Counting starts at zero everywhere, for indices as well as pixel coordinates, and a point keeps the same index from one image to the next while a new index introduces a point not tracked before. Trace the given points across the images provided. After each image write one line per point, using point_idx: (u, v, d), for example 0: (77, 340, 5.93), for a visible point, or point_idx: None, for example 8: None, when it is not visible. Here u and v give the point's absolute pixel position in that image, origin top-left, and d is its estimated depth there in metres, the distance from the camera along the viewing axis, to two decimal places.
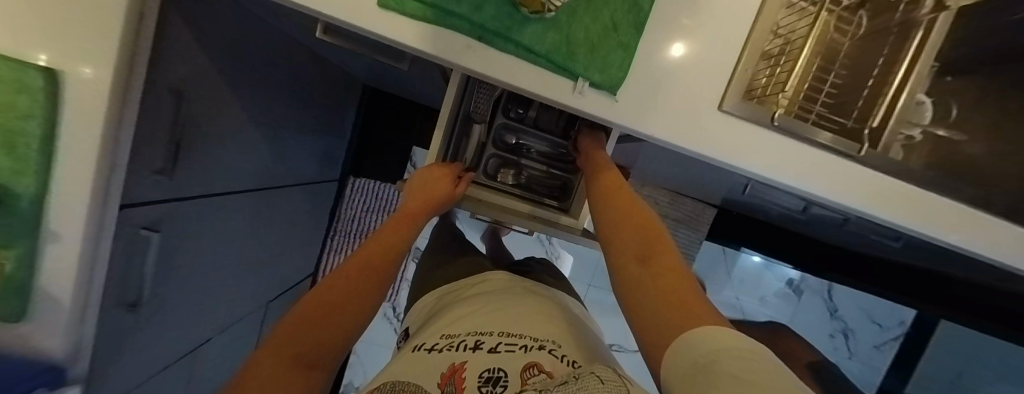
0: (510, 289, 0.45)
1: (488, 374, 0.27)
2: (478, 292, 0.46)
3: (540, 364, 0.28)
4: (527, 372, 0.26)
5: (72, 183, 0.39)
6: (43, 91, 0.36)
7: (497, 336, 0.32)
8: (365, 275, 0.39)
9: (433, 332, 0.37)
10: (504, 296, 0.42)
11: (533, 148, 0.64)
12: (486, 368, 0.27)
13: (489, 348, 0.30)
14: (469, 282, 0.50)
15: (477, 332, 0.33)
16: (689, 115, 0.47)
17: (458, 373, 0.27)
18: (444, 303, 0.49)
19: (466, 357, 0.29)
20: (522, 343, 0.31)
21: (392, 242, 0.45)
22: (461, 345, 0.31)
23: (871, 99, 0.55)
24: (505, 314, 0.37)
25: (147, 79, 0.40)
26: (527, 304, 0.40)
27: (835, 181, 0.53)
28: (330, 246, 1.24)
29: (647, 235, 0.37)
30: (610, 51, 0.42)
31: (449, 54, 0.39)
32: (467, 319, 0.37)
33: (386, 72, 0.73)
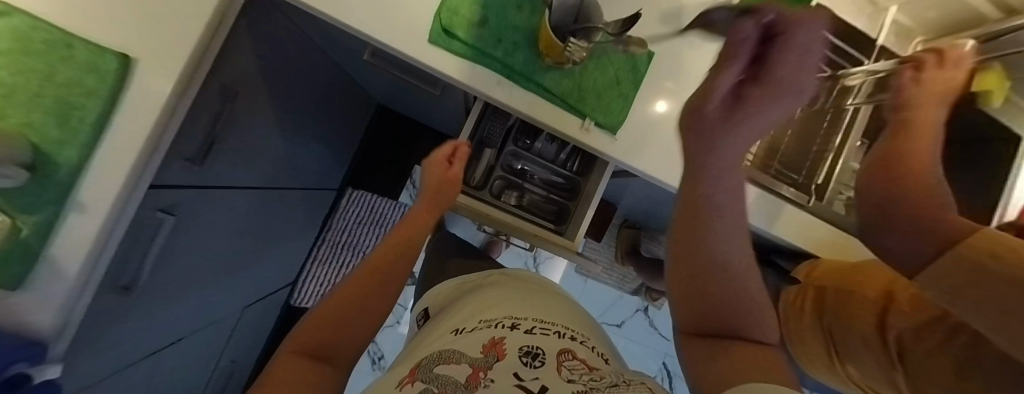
0: (533, 286, 0.50)
1: (527, 349, 0.31)
2: (501, 282, 0.51)
3: (574, 352, 0.32)
4: (561, 355, 0.31)
5: (114, 158, 0.42)
6: (114, 74, 0.40)
7: (533, 321, 0.37)
8: (368, 275, 0.42)
9: (467, 315, 0.42)
10: (533, 292, 0.47)
11: (536, 174, 0.71)
12: (525, 344, 0.32)
13: (526, 329, 0.35)
14: (489, 274, 0.55)
15: (513, 317, 0.38)
16: (675, 158, 0.56)
17: (498, 347, 0.32)
18: (463, 289, 0.53)
19: (504, 334, 0.34)
20: (554, 330, 0.36)
21: (396, 240, 0.47)
22: (500, 327, 0.36)
23: (814, 164, 0.66)
24: (535, 307, 0.41)
25: (206, 74, 0.46)
26: (552, 303, 0.45)
27: (790, 227, 0.62)
28: (315, 255, 1.21)
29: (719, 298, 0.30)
30: (612, 99, 0.51)
31: (481, 86, 0.47)
32: (499, 308, 0.41)
33: (410, 95, 0.81)
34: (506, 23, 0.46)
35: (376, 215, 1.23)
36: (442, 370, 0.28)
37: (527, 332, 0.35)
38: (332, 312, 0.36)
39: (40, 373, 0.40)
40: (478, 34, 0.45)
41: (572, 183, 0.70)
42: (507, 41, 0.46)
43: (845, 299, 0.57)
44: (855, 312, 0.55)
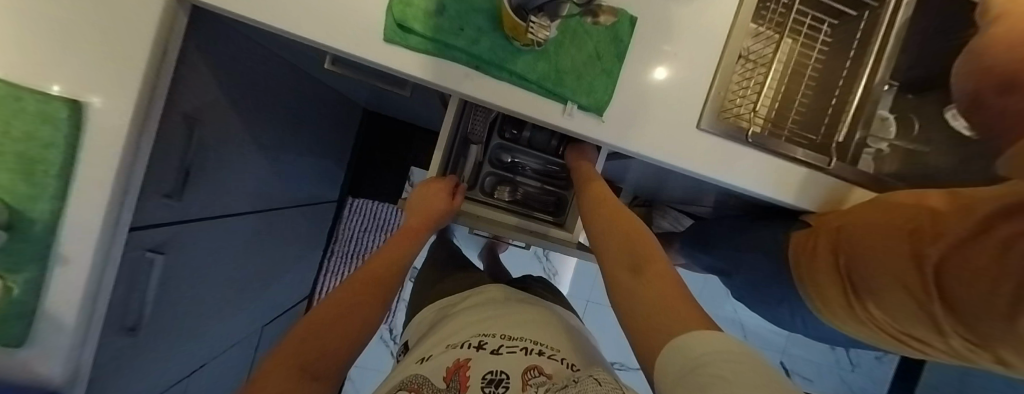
0: (510, 297, 0.47)
1: (490, 377, 0.29)
2: (476, 302, 0.48)
3: (541, 366, 0.30)
4: (528, 373, 0.29)
5: (87, 206, 0.41)
6: (66, 121, 0.38)
7: (500, 338, 0.34)
8: (366, 286, 0.41)
9: (438, 339, 0.39)
10: (506, 304, 0.44)
11: (527, 166, 0.67)
12: (489, 371, 0.29)
13: (492, 349, 0.33)
14: (469, 294, 0.52)
15: (481, 335, 0.36)
16: (672, 132, 0.51)
17: (462, 370, 0.30)
18: (443, 315, 0.51)
19: (469, 356, 0.32)
20: (522, 345, 0.33)
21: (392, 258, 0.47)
22: (466, 348, 0.34)
23: (834, 118, 0.58)
24: (504, 320, 0.39)
25: (164, 106, 0.44)
26: (525, 310, 0.42)
27: (811, 192, 0.56)
28: (327, 267, 1.24)
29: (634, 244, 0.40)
30: (595, 78, 0.46)
31: (447, 83, 0.43)
32: (467, 329, 0.39)
33: (387, 97, 0.77)
34: (466, 7, 0.42)
35: (379, 221, 1.24)
36: None
37: (493, 352, 0.32)
38: (330, 317, 0.35)
39: None
40: (436, 24, 0.41)
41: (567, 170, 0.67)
42: (470, 27, 0.42)
43: (858, 239, 0.49)
44: (878, 249, 0.46)
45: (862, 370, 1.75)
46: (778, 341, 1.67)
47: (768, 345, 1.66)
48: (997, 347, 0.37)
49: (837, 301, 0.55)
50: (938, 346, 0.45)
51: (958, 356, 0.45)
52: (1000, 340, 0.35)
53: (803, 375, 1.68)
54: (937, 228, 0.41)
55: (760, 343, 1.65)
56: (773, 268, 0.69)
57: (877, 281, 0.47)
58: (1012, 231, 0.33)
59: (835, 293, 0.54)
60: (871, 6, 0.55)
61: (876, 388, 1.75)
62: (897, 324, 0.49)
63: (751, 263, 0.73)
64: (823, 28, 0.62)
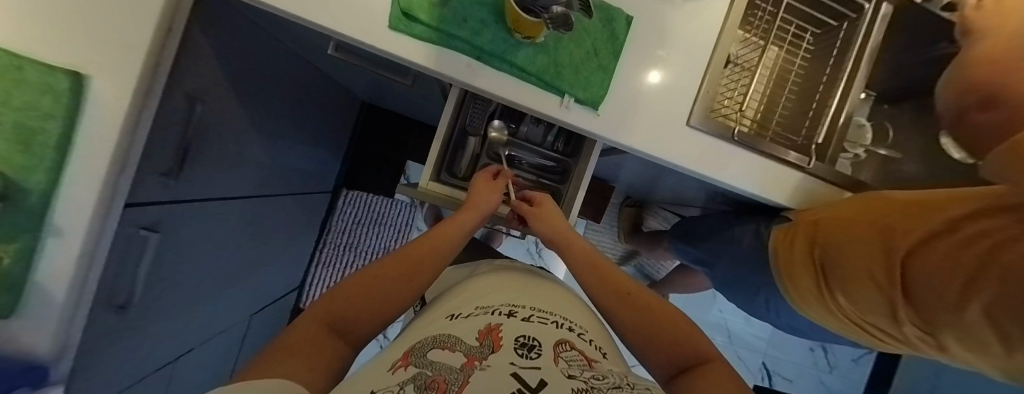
0: (528, 274, 0.49)
1: (523, 340, 0.29)
2: (496, 269, 0.50)
3: (571, 343, 0.31)
4: (560, 346, 0.29)
5: (84, 179, 0.41)
6: (69, 93, 0.38)
7: (530, 310, 0.36)
8: (405, 267, 0.39)
9: (463, 301, 0.40)
10: (528, 281, 0.46)
11: (524, 160, 0.69)
12: (521, 335, 0.30)
13: (522, 317, 0.34)
14: (487, 263, 0.53)
15: (510, 305, 0.37)
16: (663, 129, 0.53)
17: (494, 333, 0.30)
18: (457, 279, 0.52)
19: (500, 322, 0.33)
20: (553, 319, 0.35)
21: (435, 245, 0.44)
22: (497, 314, 0.35)
23: (813, 122, 0.61)
24: (530, 296, 0.40)
25: (164, 84, 0.44)
26: (549, 291, 0.44)
27: (793, 192, 0.59)
28: (318, 258, 1.23)
29: (676, 336, 0.37)
30: (592, 73, 0.48)
31: (450, 71, 0.44)
32: (493, 295, 0.40)
33: (388, 88, 0.78)
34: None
35: (373, 215, 1.23)
36: (436, 356, 0.26)
37: (524, 320, 0.34)
38: (371, 283, 0.35)
39: None
40: (440, 15, 0.42)
41: (563, 165, 0.68)
42: (473, 19, 0.43)
43: (841, 227, 0.53)
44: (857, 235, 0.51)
45: (842, 373, 1.80)
46: (761, 343, 1.71)
47: (752, 347, 1.70)
48: (939, 333, 0.42)
49: (805, 288, 0.58)
50: (888, 335, 0.50)
51: (909, 344, 0.50)
52: (944, 324, 0.40)
53: (785, 376, 1.72)
54: (905, 225, 0.47)
55: (745, 345, 1.69)
56: (754, 265, 0.72)
57: (847, 268, 0.51)
58: (982, 229, 0.39)
59: (806, 280, 0.58)
60: (851, 17, 0.59)
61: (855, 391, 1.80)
62: (856, 313, 0.52)
63: (734, 260, 0.76)
64: (806, 36, 0.66)
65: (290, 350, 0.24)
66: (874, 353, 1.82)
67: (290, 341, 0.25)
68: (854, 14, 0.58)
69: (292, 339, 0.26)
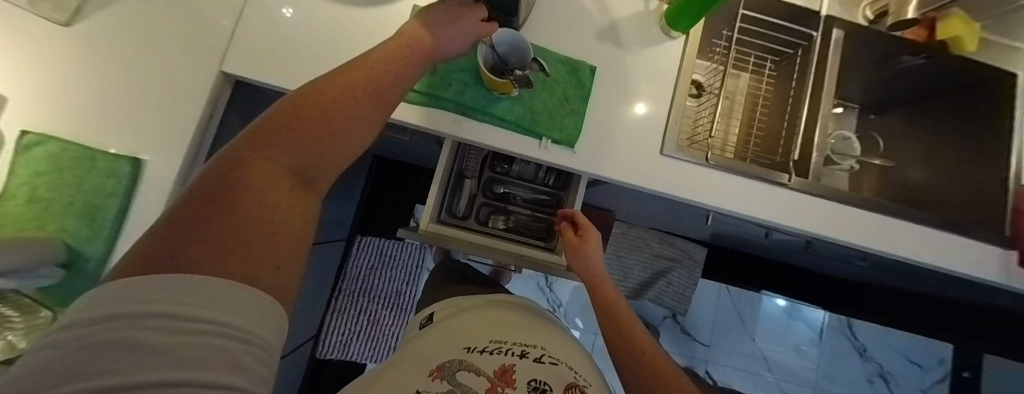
0: (534, 312, 0.52)
1: (535, 385, 0.34)
2: (500, 302, 0.52)
3: (578, 386, 0.37)
4: (570, 391, 0.35)
5: (132, 246, 0.47)
6: (128, 174, 0.46)
7: (540, 350, 0.40)
8: (327, 104, 0.26)
9: (479, 329, 0.43)
10: (532, 318, 0.49)
11: (518, 196, 0.74)
12: (533, 379, 0.35)
13: (534, 359, 0.38)
14: (488, 296, 0.56)
15: (522, 344, 0.41)
16: (640, 161, 0.57)
17: (508, 374, 0.35)
18: (463, 302, 0.52)
19: (513, 362, 0.37)
20: (559, 362, 0.40)
21: (368, 72, 0.29)
22: (510, 354, 0.38)
23: (787, 141, 0.63)
24: (545, 337, 0.44)
25: (204, 160, 0.53)
26: (557, 333, 0.48)
27: (784, 207, 0.60)
28: (334, 306, 1.21)
29: (670, 386, 0.40)
30: (565, 116, 0.53)
31: (438, 126, 0.51)
32: (503, 328, 0.43)
33: (392, 143, 0.87)
34: (452, 67, 0.51)
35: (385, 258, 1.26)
36: (465, 379, 0.33)
37: (535, 362, 0.38)
38: (296, 118, 0.25)
39: None
40: (428, 82, 0.50)
41: (556, 198, 0.72)
42: (456, 82, 0.51)
43: None
44: None
45: None
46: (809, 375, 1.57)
47: (798, 380, 1.56)
48: None
49: None
50: None
51: None
52: None
53: None
54: None
55: (790, 379, 1.56)
56: None
57: None
58: None
59: None
60: (802, 45, 0.63)
61: None
62: None
63: None
64: (767, 63, 0.71)
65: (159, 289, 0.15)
66: (941, 382, 1.63)
67: (253, 181, 0.21)
68: (805, 42, 0.63)
69: (260, 181, 0.22)
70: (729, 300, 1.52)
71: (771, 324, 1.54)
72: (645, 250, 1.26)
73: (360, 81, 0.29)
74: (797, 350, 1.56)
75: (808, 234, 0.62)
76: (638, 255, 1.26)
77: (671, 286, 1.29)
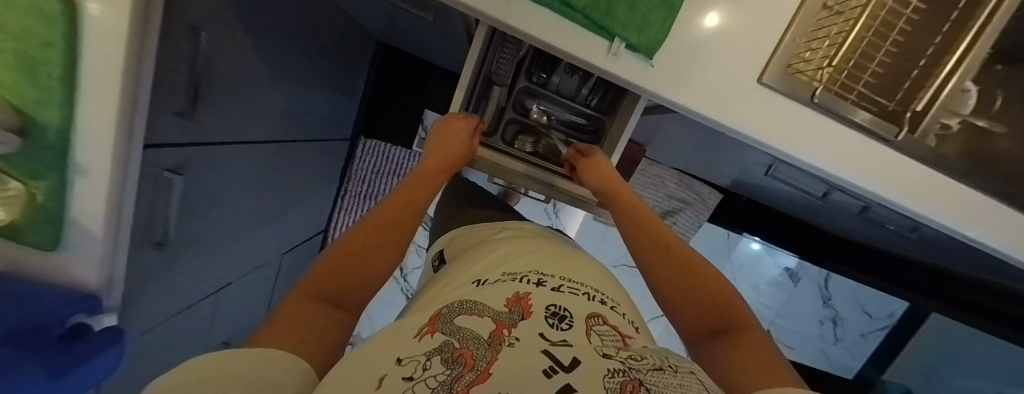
0: (553, 240, 0.48)
1: (553, 310, 0.29)
2: (512, 234, 0.47)
3: (603, 316, 0.30)
4: (592, 319, 0.29)
5: (96, 118, 0.38)
6: (62, 19, 0.34)
7: (560, 280, 0.35)
8: (383, 227, 0.41)
9: (490, 265, 0.39)
10: (552, 247, 0.44)
11: (554, 115, 0.64)
12: (551, 305, 0.30)
13: (552, 287, 0.34)
14: (505, 228, 0.51)
15: (539, 273, 0.37)
16: (726, 87, 0.45)
17: (522, 301, 0.30)
18: (474, 241, 0.50)
19: (529, 290, 0.32)
20: (583, 290, 0.35)
21: (413, 199, 0.46)
22: (525, 282, 0.34)
23: (915, 85, 0.56)
24: (565, 264, 0.40)
25: (163, 13, 0.39)
26: (577, 260, 0.43)
27: (865, 166, 0.51)
28: (340, 206, 1.28)
29: (690, 271, 0.39)
30: (650, 10, 0.39)
31: (481, 4, 0.37)
32: (520, 260, 0.39)
33: (404, 25, 0.71)
34: None
35: (392, 164, 1.23)
36: (463, 323, 0.25)
37: (554, 290, 0.33)
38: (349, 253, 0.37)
39: (98, 322, 0.45)
40: None
41: (595, 124, 0.63)
42: None
43: None
44: None
45: (845, 345, 1.85)
46: (769, 311, 1.75)
47: (758, 313, 1.75)
48: None
49: None
50: None
51: None
52: None
53: (786, 343, 1.80)
54: None
55: (751, 311, 1.74)
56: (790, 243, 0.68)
57: None
58: None
59: None
60: None
61: (854, 361, 1.87)
62: None
63: None
64: None
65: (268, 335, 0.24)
66: (882, 329, 1.82)
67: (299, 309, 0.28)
68: None
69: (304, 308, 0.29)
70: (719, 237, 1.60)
71: (746, 264, 1.68)
72: (664, 188, 1.21)
73: (404, 207, 0.45)
74: (762, 288, 1.71)
75: (884, 202, 0.55)
76: (656, 191, 1.21)
77: (675, 226, 1.28)
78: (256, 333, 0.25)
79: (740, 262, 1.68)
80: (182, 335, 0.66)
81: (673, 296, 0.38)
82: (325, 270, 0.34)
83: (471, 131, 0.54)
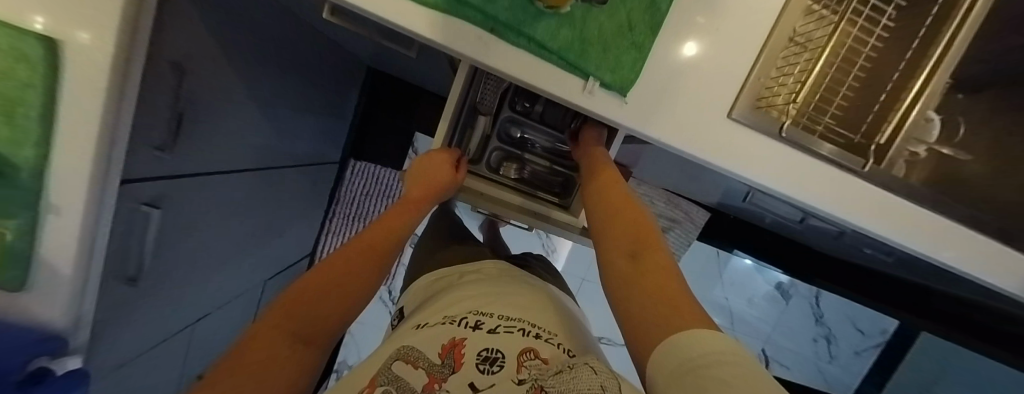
0: (501, 275, 0.48)
1: (485, 355, 0.30)
2: (466, 277, 0.49)
3: (535, 351, 0.31)
4: (524, 356, 0.30)
5: (72, 157, 0.38)
6: (43, 61, 0.34)
7: (496, 319, 0.35)
8: (361, 257, 0.41)
9: (433, 311, 0.40)
10: (498, 282, 0.44)
11: (537, 143, 0.65)
12: (484, 348, 0.30)
13: (489, 329, 0.33)
14: (464, 270, 0.51)
15: (478, 313, 0.36)
16: (700, 121, 0.47)
17: (456, 348, 0.31)
18: (433, 289, 0.51)
19: (464, 334, 0.32)
20: (520, 326, 0.34)
21: (394, 227, 0.46)
22: (462, 326, 0.34)
23: (878, 120, 0.57)
24: (508, 299, 0.39)
25: (147, 53, 0.39)
26: (523, 293, 0.42)
27: (834, 195, 0.53)
28: (328, 228, 1.27)
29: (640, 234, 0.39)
30: (623, 51, 0.41)
31: (459, 46, 0.38)
32: (464, 300, 0.39)
33: (392, 55, 0.73)
34: None
35: (381, 186, 1.23)
36: (399, 371, 0.28)
37: (491, 332, 0.32)
38: (314, 287, 0.35)
39: (62, 365, 0.43)
40: None
41: None
42: None
43: None
44: None
45: (839, 363, 1.84)
46: (762, 329, 1.75)
47: (751, 331, 1.74)
48: None
49: None
50: None
51: None
52: None
53: (782, 362, 1.78)
54: None
55: (744, 329, 1.74)
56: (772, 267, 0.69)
57: None
58: None
59: None
60: None
61: (850, 379, 1.86)
62: None
63: None
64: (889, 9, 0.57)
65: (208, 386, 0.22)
66: (875, 347, 1.81)
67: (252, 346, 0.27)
68: None
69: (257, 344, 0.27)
70: (709, 253, 1.62)
71: (736, 280, 1.69)
72: (653, 207, 1.22)
73: (382, 231, 0.45)
74: (754, 304, 1.71)
75: (852, 228, 0.56)
76: (646, 209, 1.22)
77: None
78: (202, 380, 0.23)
79: (731, 278, 1.69)
80: (153, 371, 0.63)
81: (613, 246, 0.39)
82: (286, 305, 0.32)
83: (454, 163, 0.54)
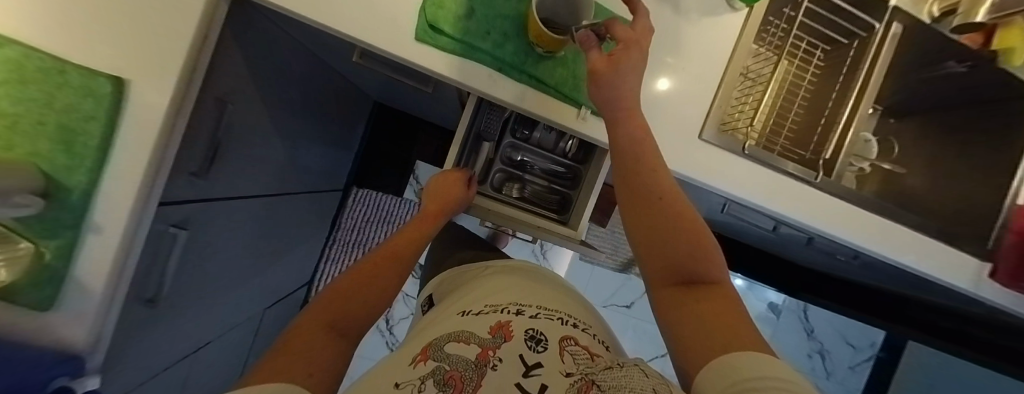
0: (532, 275, 0.51)
1: (531, 334, 0.32)
2: (498, 272, 0.51)
3: (575, 338, 0.33)
4: (564, 341, 0.32)
5: (121, 180, 0.42)
6: (110, 96, 0.39)
7: (536, 308, 0.39)
8: (385, 262, 0.45)
9: (477, 297, 0.43)
10: (532, 281, 0.48)
11: (536, 165, 0.72)
12: (529, 330, 0.33)
13: (530, 314, 0.37)
14: (489, 265, 0.55)
15: (518, 303, 0.40)
16: (676, 142, 0.55)
17: (505, 330, 0.33)
18: (461, 280, 0.54)
19: (509, 319, 0.35)
20: (558, 317, 0.38)
21: (415, 236, 0.51)
22: (506, 312, 0.37)
23: (823, 137, 0.66)
24: (542, 296, 0.43)
25: (198, 90, 0.45)
26: (552, 291, 0.46)
27: (798, 202, 0.61)
28: (327, 256, 1.27)
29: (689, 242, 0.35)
30: None
31: (473, 81, 0.46)
32: (503, 293, 0.43)
33: (402, 91, 0.81)
34: (492, 12, 0.46)
35: (382, 214, 1.25)
36: (453, 349, 0.29)
37: (532, 317, 0.36)
38: (350, 286, 0.39)
39: (81, 384, 0.43)
40: (464, 26, 0.44)
41: (573, 172, 0.71)
42: (495, 31, 0.45)
43: None
44: None
45: (836, 380, 1.85)
46: None
47: None
48: None
49: None
50: None
51: None
52: None
53: None
54: None
55: None
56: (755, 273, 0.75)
57: None
58: None
59: None
60: (861, 35, 0.63)
61: None
62: None
63: None
64: (817, 52, 0.71)
65: (276, 362, 0.26)
66: (867, 361, 1.85)
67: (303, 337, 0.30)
68: (864, 33, 0.63)
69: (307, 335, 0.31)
70: None
71: None
72: None
73: (403, 243, 0.49)
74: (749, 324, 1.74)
75: (818, 232, 0.63)
76: None
77: None
78: (263, 358, 0.27)
79: None
80: None
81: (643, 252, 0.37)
82: (330, 301, 0.36)
83: (464, 181, 0.60)
